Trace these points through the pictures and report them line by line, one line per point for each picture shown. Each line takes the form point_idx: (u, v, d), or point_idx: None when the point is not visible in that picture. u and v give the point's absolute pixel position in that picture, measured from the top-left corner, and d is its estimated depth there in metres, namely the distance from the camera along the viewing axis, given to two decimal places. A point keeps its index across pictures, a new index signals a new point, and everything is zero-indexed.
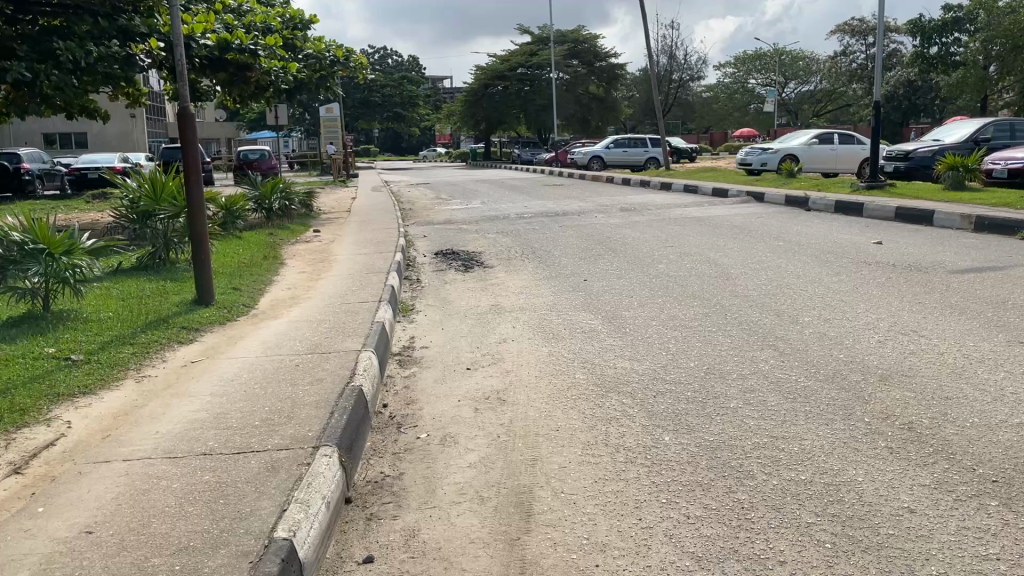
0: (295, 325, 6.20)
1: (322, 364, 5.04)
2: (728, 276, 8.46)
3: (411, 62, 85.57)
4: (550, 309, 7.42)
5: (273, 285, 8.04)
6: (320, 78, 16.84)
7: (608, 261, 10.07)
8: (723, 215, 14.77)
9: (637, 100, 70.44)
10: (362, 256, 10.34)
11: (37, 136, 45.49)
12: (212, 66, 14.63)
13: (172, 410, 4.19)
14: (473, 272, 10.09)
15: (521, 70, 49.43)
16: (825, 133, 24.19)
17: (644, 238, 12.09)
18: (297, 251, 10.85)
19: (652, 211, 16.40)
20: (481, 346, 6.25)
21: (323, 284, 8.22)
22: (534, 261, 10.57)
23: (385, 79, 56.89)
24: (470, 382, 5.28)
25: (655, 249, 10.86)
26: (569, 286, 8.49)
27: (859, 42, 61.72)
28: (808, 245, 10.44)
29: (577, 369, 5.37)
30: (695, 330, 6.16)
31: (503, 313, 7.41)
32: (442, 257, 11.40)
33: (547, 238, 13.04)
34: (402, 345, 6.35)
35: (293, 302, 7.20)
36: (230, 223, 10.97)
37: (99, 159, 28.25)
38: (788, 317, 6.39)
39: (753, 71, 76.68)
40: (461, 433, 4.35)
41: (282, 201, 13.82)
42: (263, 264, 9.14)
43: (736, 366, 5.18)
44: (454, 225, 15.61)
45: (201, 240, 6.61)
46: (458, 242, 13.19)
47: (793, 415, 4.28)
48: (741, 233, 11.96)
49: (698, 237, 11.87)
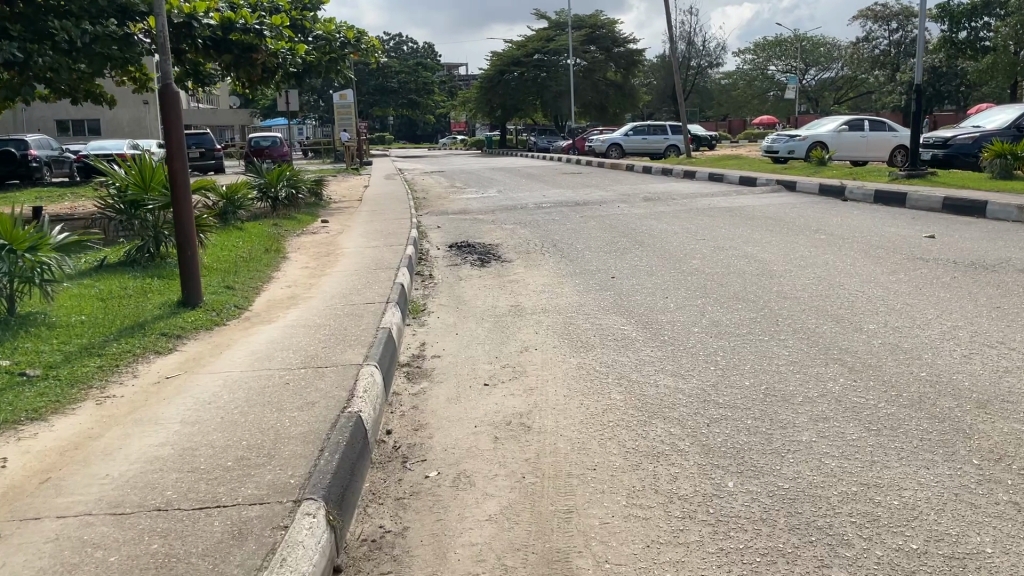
0: (290, 332, 5.47)
1: (316, 381, 4.32)
2: (771, 274, 7.68)
3: (427, 49, 84.83)
4: (576, 311, 6.67)
5: (271, 282, 7.34)
6: (331, 61, 15.86)
7: (635, 255, 9.31)
8: (754, 206, 13.94)
9: (655, 87, 69.32)
10: (371, 249, 9.62)
11: (50, 122, 45.30)
12: (217, 48, 13.83)
13: (132, 444, 3.49)
14: (489, 267, 9.35)
15: (538, 56, 48.51)
16: (856, 120, 23.19)
17: (673, 231, 11.31)
18: (302, 243, 10.17)
19: (678, 200, 15.57)
20: (500, 355, 5.52)
21: (326, 281, 7.51)
22: (555, 256, 9.82)
23: (399, 65, 56.13)
24: (488, 403, 4.54)
25: (686, 242, 10.09)
26: (595, 284, 7.74)
27: (883, 28, 60.19)
28: (853, 239, 9.61)
29: (613, 387, 4.63)
30: (744, 340, 5.41)
31: (524, 315, 6.67)
32: (457, 251, 10.67)
33: (568, 229, 12.28)
34: (411, 354, 5.62)
35: (291, 303, 6.48)
36: (231, 213, 10.32)
37: (108, 145, 27.74)
38: (850, 325, 5.61)
39: (773, 58, 75.20)
40: (478, 471, 3.62)
41: (290, 188, 13.09)
42: (263, 259, 8.43)
43: (800, 388, 4.42)
44: (470, 215, 14.88)
45: (186, 233, 5.89)
46: (473, 233, 12.47)
47: (884, 454, 3.52)
48: (777, 226, 11.15)
49: (731, 230, 11.08)
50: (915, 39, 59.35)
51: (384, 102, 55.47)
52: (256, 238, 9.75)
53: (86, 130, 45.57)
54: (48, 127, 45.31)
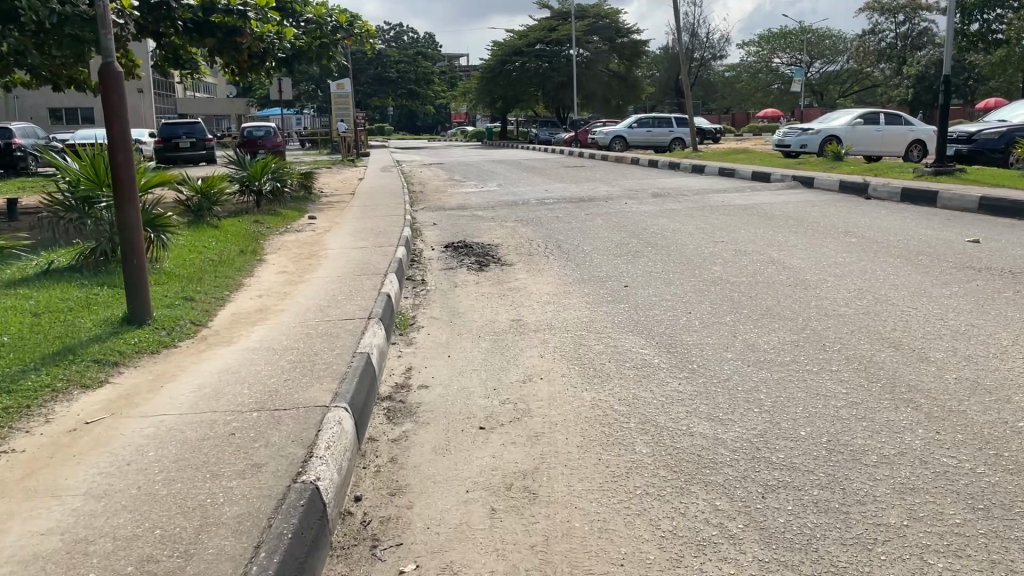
0: (251, 359, 4.60)
1: (270, 431, 3.46)
2: (805, 284, 6.84)
3: (428, 39, 83.81)
4: (585, 328, 5.82)
5: (240, 291, 6.48)
6: (322, 46, 15.04)
7: (648, 260, 8.48)
8: (771, 204, 13.08)
9: (658, 78, 68.32)
10: (358, 251, 8.75)
11: (43, 110, 44.15)
12: (199, 31, 13.04)
13: (10, 531, 2.64)
14: (488, 272, 8.50)
15: (540, 47, 47.57)
16: (871, 113, 22.27)
17: (687, 231, 10.46)
18: (284, 243, 9.30)
19: (689, 197, 14.69)
20: (501, 385, 4.67)
21: (303, 289, 6.65)
22: (561, 259, 8.99)
23: (400, 55, 55.12)
24: (485, 456, 3.69)
25: (703, 245, 9.25)
26: (607, 294, 6.90)
27: (890, 20, 59.18)
28: (887, 243, 8.77)
29: (639, 436, 3.78)
30: (789, 372, 4.56)
31: (526, 333, 5.81)
32: (453, 252, 9.81)
33: (574, 229, 11.43)
34: (394, 384, 4.77)
35: (257, 319, 5.61)
36: (206, 209, 9.37)
37: (96, 134, 26.83)
38: (913, 352, 4.77)
39: (778, 50, 74.05)
40: (470, 564, 2.78)
41: (276, 182, 12.16)
42: (236, 262, 7.56)
43: (871, 442, 3.59)
44: (468, 211, 14.02)
45: (132, 238, 5.01)
46: (471, 231, 11.64)
47: (1003, 550, 2.69)
48: (801, 227, 10.29)
49: (750, 230, 10.23)
50: (921, 32, 58.37)
51: (383, 92, 54.47)
52: (232, 237, 8.86)
53: (79, 118, 44.55)
54: (40, 115, 44.16)
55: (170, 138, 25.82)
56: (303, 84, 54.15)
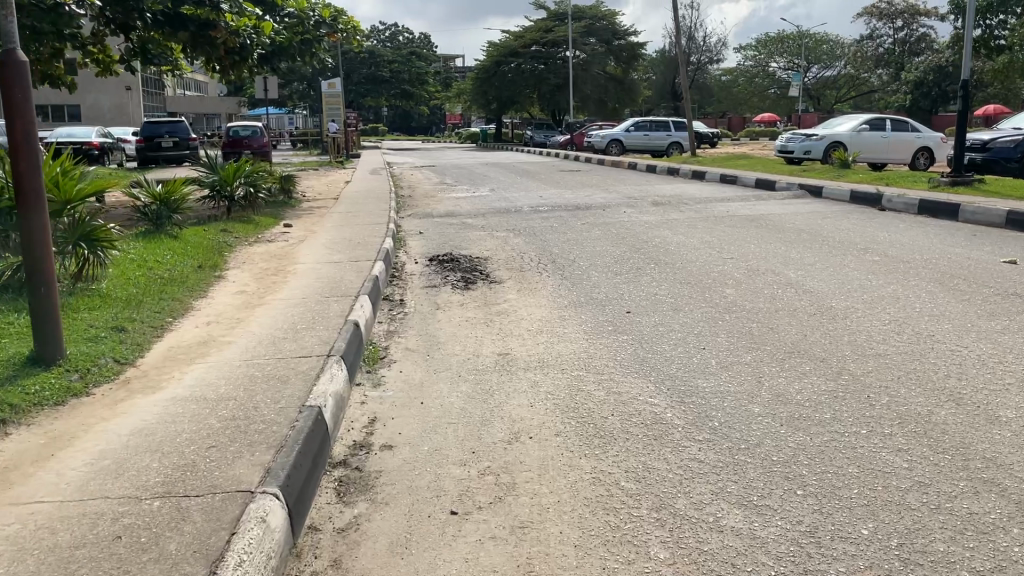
0: (174, 414, 3.75)
1: (168, 535, 2.62)
2: (832, 313, 6.04)
3: (424, 40, 83.08)
4: (583, 367, 4.98)
5: (185, 317, 5.63)
6: (303, 43, 14.17)
7: (652, 279, 7.68)
8: (779, 215, 12.29)
9: (655, 82, 67.61)
10: (330, 266, 7.91)
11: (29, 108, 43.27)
12: (170, 24, 12.21)
13: None
14: (476, 290, 7.68)
15: (535, 48, 46.84)
16: (877, 118, 21.50)
17: (692, 245, 9.65)
18: (250, 255, 8.45)
19: (692, 206, 13.89)
20: (482, 446, 3.84)
21: (260, 315, 5.81)
22: (555, 276, 8.18)
23: (393, 55, 54.26)
24: (454, 559, 2.85)
25: (711, 262, 8.46)
26: (608, 322, 6.09)
27: (887, 26, 58.51)
28: (914, 262, 7.97)
29: (654, 533, 2.94)
30: (833, 436, 3.74)
31: (513, 372, 4.97)
32: (438, 266, 8.98)
33: (570, 240, 10.62)
34: (353, 443, 3.93)
35: (197, 354, 4.76)
36: (165, 216, 8.54)
37: (76, 133, 25.98)
38: (979, 411, 3.96)
39: (775, 54, 73.18)
40: None
41: (249, 187, 11.33)
42: (189, 281, 6.72)
43: (957, 549, 2.77)
44: (457, 218, 13.20)
45: (39, 260, 4.15)
46: (459, 242, 10.81)
47: None
48: (815, 242, 9.51)
49: (760, 245, 9.43)
50: (920, 38, 57.78)
51: (377, 92, 53.58)
52: (191, 250, 8.02)
53: (66, 115, 43.65)
54: None
55: (153, 138, 24.94)
56: (294, 83, 53.32)
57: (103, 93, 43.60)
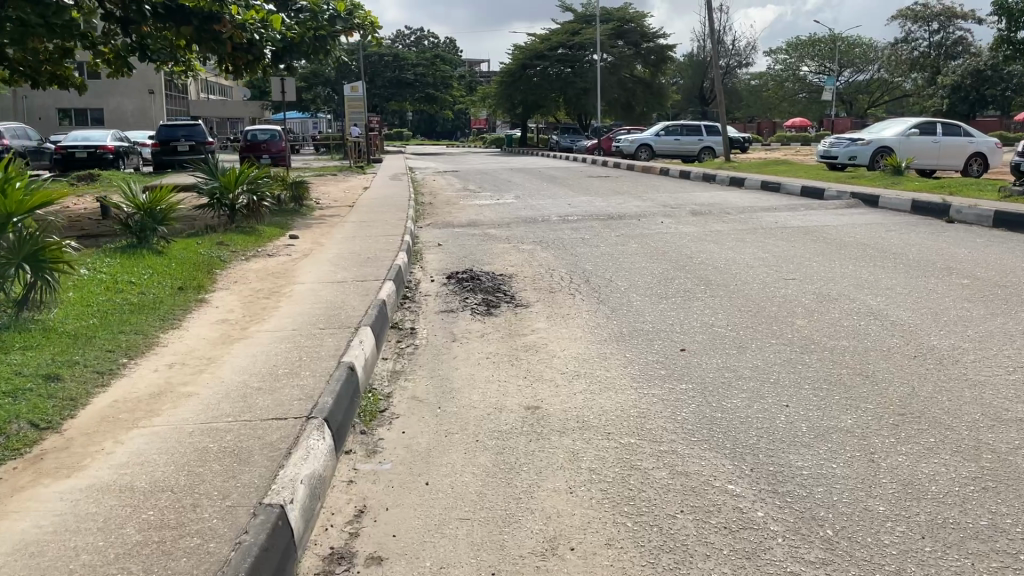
0: (82, 517, 2.73)
1: None
2: (936, 355, 4.93)
3: (450, 44, 82.48)
4: (635, 432, 3.90)
5: (144, 356, 4.63)
6: (318, 39, 13.08)
7: (704, 305, 6.61)
8: (833, 227, 11.13)
9: (683, 86, 66.37)
10: (332, 287, 6.89)
11: (52, 111, 43.05)
12: (173, 18, 11.39)
13: None
14: (501, 316, 6.65)
15: (562, 51, 45.82)
16: (927, 123, 20.16)
17: (744, 262, 8.56)
18: (243, 273, 7.47)
19: (735, 216, 12.74)
20: (506, 563, 2.78)
21: (236, 353, 4.80)
22: (591, 299, 7.14)
23: (417, 58, 53.46)
24: None
25: (770, 283, 7.37)
26: (659, 363, 5.02)
27: (922, 29, 56.85)
28: (1011, 287, 6.81)
29: None
30: (1006, 564, 2.65)
31: (546, 437, 3.89)
32: (457, 285, 7.96)
33: (604, 255, 9.54)
34: (332, 552, 2.89)
35: (144, 414, 3.75)
36: (149, 227, 7.58)
37: (92, 136, 25.37)
38: None
39: (807, 58, 70.93)
40: None
41: (252, 195, 10.35)
42: (164, 306, 5.75)
43: None
44: (480, 228, 12.19)
45: None
46: (482, 256, 9.78)
47: None
48: (885, 260, 8.36)
49: (822, 263, 8.33)
50: (956, 41, 56.06)
51: (401, 96, 52.76)
52: (175, 268, 7.03)
53: (89, 120, 43.33)
54: (49, 116, 43.13)
55: (169, 141, 24.19)
56: (318, 87, 52.89)
57: (126, 97, 43.25)
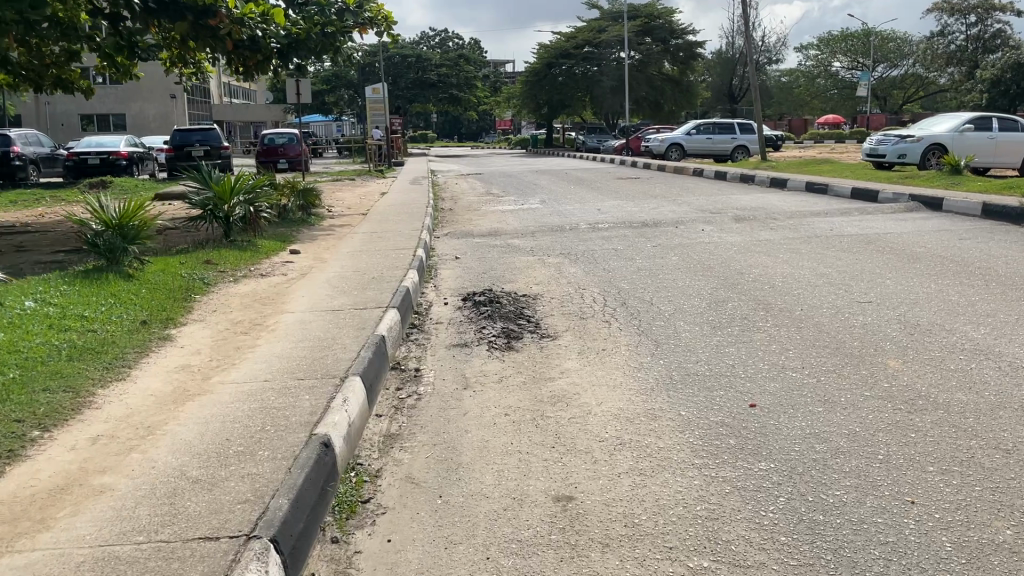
0: None
1: None
2: None
3: (474, 46, 81.51)
4: (708, 548, 2.82)
5: (64, 425, 3.63)
6: (326, 34, 12.02)
7: (766, 338, 5.52)
8: (897, 235, 9.92)
9: (712, 84, 64.82)
10: (325, 317, 5.87)
11: (75, 117, 42.72)
12: (165, 12, 10.46)
13: None
14: (524, 351, 5.60)
15: (588, 49, 44.67)
16: (981, 118, 18.79)
17: (805, 280, 7.43)
18: (225, 299, 6.48)
19: (784, 222, 11.57)
20: None
21: (185, 420, 3.76)
22: (630, 329, 6.06)
23: (441, 58, 52.47)
24: None
25: (842, 308, 6.23)
26: (723, 426, 3.93)
27: (959, 22, 54.92)
28: None
29: None
30: None
31: (583, 555, 2.82)
32: (474, 309, 6.91)
33: (642, 271, 8.42)
34: None
35: (27, 528, 2.74)
36: (119, 247, 6.63)
37: (105, 141, 24.65)
38: None
39: (838, 53, 69.00)
40: None
41: (249, 206, 9.37)
42: (112, 349, 4.76)
43: None
44: (503, 238, 11.14)
45: None
46: (503, 271, 8.75)
47: None
48: (970, 277, 7.18)
49: (895, 280, 7.18)
50: (995, 34, 53.98)
51: (424, 97, 51.83)
52: (144, 295, 6.06)
53: (111, 125, 42.91)
54: (71, 121, 42.79)
55: (183, 146, 23.42)
56: (341, 90, 52.23)
57: (148, 102, 42.77)
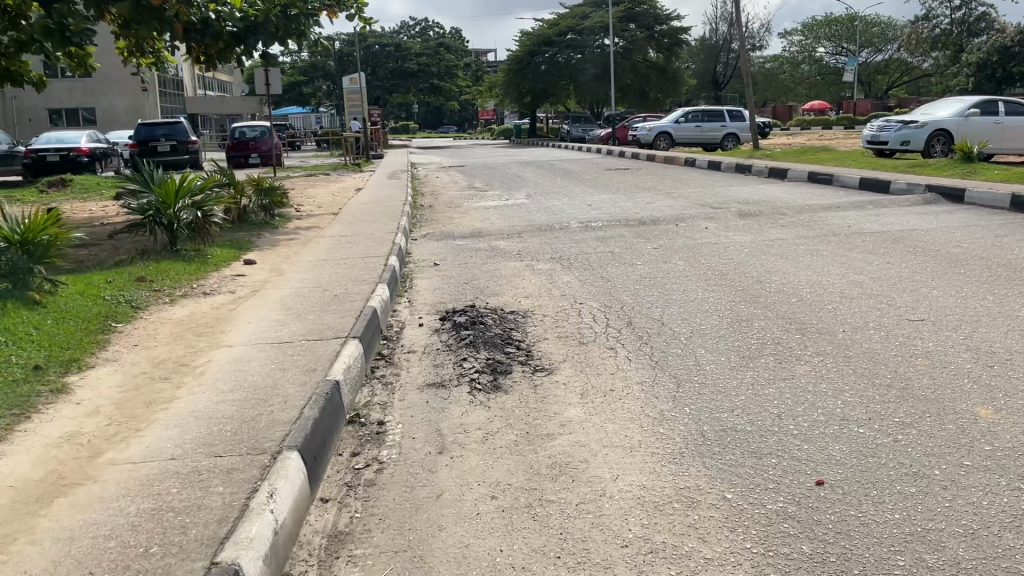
0: None
1: None
2: None
3: (455, 35, 80.01)
4: None
5: None
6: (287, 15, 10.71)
7: (810, 372, 4.49)
8: (924, 232, 8.93)
9: (698, 71, 63.72)
10: (270, 352, 4.78)
11: (42, 111, 41.07)
12: None
13: None
14: (516, 392, 4.56)
15: (570, 36, 43.46)
16: (987, 101, 17.86)
17: (837, 290, 6.41)
18: (153, 328, 5.37)
19: (794, 217, 10.57)
20: None
21: (40, 534, 2.67)
22: (643, 358, 5.02)
23: (420, 47, 51.10)
24: None
25: (892, 329, 5.21)
26: (791, 521, 2.89)
27: (943, 5, 54.01)
28: None
29: None
30: None
31: None
32: (453, 332, 5.84)
33: (645, 279, 7.38)
34: None
35: None
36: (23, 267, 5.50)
37: (65, 137, 23.32)
38: None
39: (823, 39, 68.09)
40: None
41: (198, 211, 8.23)
42: None
43: None
44: (487, 239, 10.07)
45: None
46: (488, 280, 7.69)
47: None
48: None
49: (942, 291, 6.17)
50: (980, 16, 53.05)
51: (404, 88, 50.49)
52: (46, 327, 4.93)
53: (80, 120, 41.29)
54: (38, 116, 41.10)
55: (148, 141, 22.05)
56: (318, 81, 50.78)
57: (118, 95, 41.26)
